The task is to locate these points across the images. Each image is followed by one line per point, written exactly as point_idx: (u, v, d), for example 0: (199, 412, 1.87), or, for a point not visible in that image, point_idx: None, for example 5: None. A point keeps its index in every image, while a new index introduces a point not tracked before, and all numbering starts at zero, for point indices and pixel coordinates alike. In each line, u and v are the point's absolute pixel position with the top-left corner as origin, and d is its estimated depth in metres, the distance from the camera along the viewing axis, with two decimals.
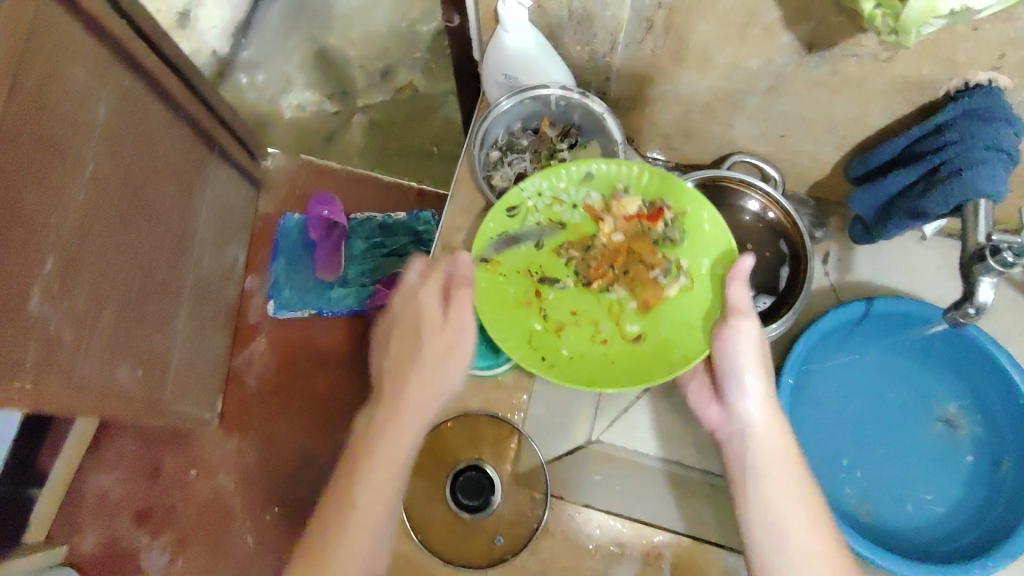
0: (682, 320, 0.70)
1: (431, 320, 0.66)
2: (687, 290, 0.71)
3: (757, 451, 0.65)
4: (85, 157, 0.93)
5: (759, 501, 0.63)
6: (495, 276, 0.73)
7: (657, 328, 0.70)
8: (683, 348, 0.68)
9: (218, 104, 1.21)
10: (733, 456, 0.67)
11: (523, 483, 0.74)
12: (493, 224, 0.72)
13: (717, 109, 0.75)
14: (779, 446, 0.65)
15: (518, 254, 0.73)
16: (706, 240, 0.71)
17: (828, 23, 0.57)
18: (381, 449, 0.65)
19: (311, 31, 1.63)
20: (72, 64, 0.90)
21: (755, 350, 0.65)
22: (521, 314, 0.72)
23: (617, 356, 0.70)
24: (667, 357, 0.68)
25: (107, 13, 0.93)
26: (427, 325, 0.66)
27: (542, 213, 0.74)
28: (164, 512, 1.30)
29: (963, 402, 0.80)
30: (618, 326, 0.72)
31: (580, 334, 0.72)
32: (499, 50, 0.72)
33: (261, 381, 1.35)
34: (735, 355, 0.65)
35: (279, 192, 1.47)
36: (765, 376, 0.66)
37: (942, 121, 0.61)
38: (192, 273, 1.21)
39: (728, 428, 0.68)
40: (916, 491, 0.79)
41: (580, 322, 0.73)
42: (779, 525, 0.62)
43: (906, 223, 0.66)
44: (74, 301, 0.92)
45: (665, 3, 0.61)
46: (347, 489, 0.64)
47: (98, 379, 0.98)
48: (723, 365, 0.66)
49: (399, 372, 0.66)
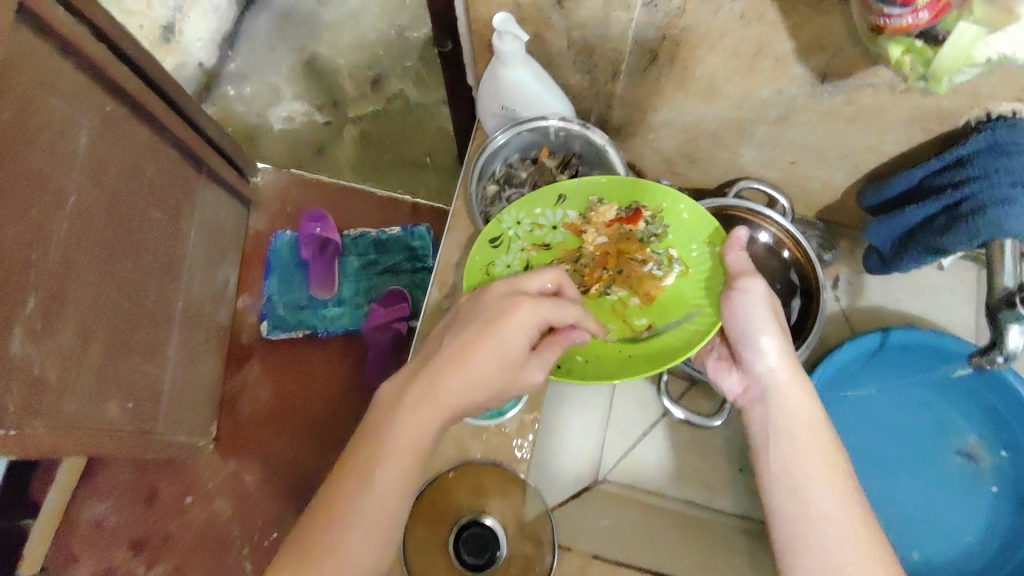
0: (686, 307, 0.68)
1: (509, 359, 0.57)
2: (685, 279, 0.69)
3: (780, 415, 0.62)
4: (67, 189, 0.87)
5: (784, 470, 0.60)
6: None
7: (666, 320, 0.68)
8: (699, 332, 0.66)
9: (204, 124, 1.15)
10: (757, 420, 0.64)
11: (529, 532, 0.71)
12: (478, 258, 0.69)
13: (724, 137, 0.72)
14: (804, 411, 0.62)
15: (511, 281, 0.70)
16: (687, 229, 0.70)
17: (843, 55, 0.54)
18: (408, 447, 0.55)
19: (300, 40, 1.58)
20: (48, 96, 0.85)
21: (767, 307, 0.63)
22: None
23: (635, 351, 0.67)
24: (685, 344, 0.65)
25: (82, 33, 0.87)
26: (502, 359, 0.57)
27: (525, 240, 0.71)
28: (160, 540, 1.20)
29: (983, 434, 0.77)
30: (626, 324, 0.69)
31: (591, 338, 0.69)
32: (496, 84, 0.69)
33: (255, 406, 1.24)
34: (747, 318, 0.63)
35: (269, 209, 1.37)
36: (784, 334, 0.64)
37: (962, 154, 0.58)
38: (181, 299, 1.12)
39: (752, 392, 0.66)
40: (939, 528, 0.77)
41: (588, 329, 0.69)
42: (807, 492, 0.59)
43: (925, 257, 0.64)
44: (58, 339, 0.86)
45: (670, 35, 0.58)
46: (364, 482, 0.54)
47: (87, 417, 0.91)
48: (737, 329, 0.64)
49: (465, 368, 0.56)
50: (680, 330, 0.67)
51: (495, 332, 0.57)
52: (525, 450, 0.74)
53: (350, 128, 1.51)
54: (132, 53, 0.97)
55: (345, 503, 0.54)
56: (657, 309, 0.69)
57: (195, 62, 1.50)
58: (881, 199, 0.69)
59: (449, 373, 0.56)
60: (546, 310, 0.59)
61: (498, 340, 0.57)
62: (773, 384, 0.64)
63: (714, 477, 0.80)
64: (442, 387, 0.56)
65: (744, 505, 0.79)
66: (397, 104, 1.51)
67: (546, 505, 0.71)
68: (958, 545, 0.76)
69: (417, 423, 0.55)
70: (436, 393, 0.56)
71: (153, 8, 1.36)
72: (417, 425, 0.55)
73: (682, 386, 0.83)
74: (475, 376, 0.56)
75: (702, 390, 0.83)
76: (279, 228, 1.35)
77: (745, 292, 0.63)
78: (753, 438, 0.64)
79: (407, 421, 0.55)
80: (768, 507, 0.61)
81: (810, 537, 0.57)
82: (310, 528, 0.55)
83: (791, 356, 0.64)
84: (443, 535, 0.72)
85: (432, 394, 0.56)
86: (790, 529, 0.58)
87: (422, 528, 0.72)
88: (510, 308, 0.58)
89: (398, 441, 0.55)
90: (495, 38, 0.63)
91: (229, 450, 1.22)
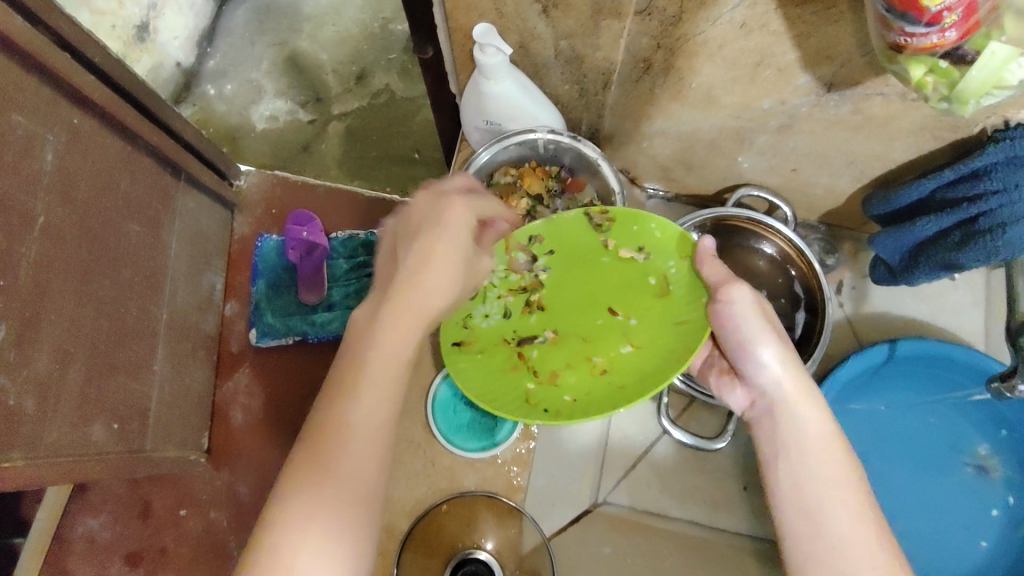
0: (669, 330, 0.63)
1: (464, 254, 0.58)
2: (667, 299, 0.64)
3: (790, 429, 0.56)
4: (34, 208, 0.72)
5: (794, 487, 0.54)
6: (472, 358, 0.66)
7: (653, 347, 0.63)
8: (682, 350, 0.61)
9: (181, 127, 0.99)
10: (763, 435, 0.58)
11: (528, 567, 0.70)
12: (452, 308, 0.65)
13: (723, 145, 0.68)
14: (815, 424, 0.56)
15: (491, 326, 0.68)
16: (663, 246, 0.64)
17: (851, 66, 0.50)
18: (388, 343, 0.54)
19: (280, 34, 1.50)
20: (10, 110, 0.70)
21: (760, 313, 0.58)
22: (511, 380, 0.66)
23: (625, 379, 0.63)
24: (667, 367, 0.60)
25: (53, 8, 0.74)
26: (457, 257, 0.57)
27: (502, 286, 0.67)
28: (155, 556, 1.06)
29: (994, 444, 0.76)
30: (613, 352, 0.65)
31: (579, 372, 0.65)
32: (481, 98, 0.67)
33: (249, 414, 1.10)
34: (741, 326, 0.58)
35: (254, 211, 1.21)
36: (782, 341, 0.58)
37: (979, 166, 0.55)
38: (166, 309, 0.96)
39: (757, 405, 0.60)
40: (954, 538, 0.75)
41: (575, 364, 0.66)
42: (820, 511, 0.53)
43: (940, 271, 0.63)
44: (34, 368, 0.72)
45: (665, 44, 0.54)
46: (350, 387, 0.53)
47: (69, 443, 0.77)
48: (730, 341, 0.59)
49: (421, 264, 0.56)
50: (666, 351, 0.62)
51: (446, 229, 0.57)
52: (521, 478, 0.75)
53: (335, 124, 1.43)
54: (98, 59, 0.82)
55: (339, 421, 0.51)
56: (644, 334, 0.64)
57: (172, 62, 1.43)
58: (888, 208, 0.66)
59: (415, 271, 0.56)
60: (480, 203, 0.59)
61: (451, 236, 0.57)
62: (778, 395, 0.57)
63: (719, 495, 0.78)
64: (409, 287, 0.55)
65: (750, 525, 0.76)
66: (383, 98, 1.44)
67: (544, 535, 0.70)
68: (965, 560, 0.74)
69: (395, 327, 0.55)
70: (406, 296, 0.55)
71: (125, 8, 1.28)
72: (399, 326, 0.55)
73: (682, 402, 0.81)
74: (439, 274, 0.56)
75: (705, 407, 0.81)
76: (265, 230, 1.19)
77: (733, 300, 0.58)
78: (761, 455, 0.57)
79: (391, 323, 0.55)
80: (782, 531, 0.54)
81: (828, 562, 0.51)
82: (299, 460, 0.51)
83: (794, 363, 0.58)
84: (436, 571, 0.72)
85: (406, 296, 0.55)
86: (805, 554, 0.52)
87: (414, 556, 0.71)
88: (452, 206, 0.57)
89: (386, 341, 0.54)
90: (476, 51, 0.60)
91: (224, 460, 1.08)
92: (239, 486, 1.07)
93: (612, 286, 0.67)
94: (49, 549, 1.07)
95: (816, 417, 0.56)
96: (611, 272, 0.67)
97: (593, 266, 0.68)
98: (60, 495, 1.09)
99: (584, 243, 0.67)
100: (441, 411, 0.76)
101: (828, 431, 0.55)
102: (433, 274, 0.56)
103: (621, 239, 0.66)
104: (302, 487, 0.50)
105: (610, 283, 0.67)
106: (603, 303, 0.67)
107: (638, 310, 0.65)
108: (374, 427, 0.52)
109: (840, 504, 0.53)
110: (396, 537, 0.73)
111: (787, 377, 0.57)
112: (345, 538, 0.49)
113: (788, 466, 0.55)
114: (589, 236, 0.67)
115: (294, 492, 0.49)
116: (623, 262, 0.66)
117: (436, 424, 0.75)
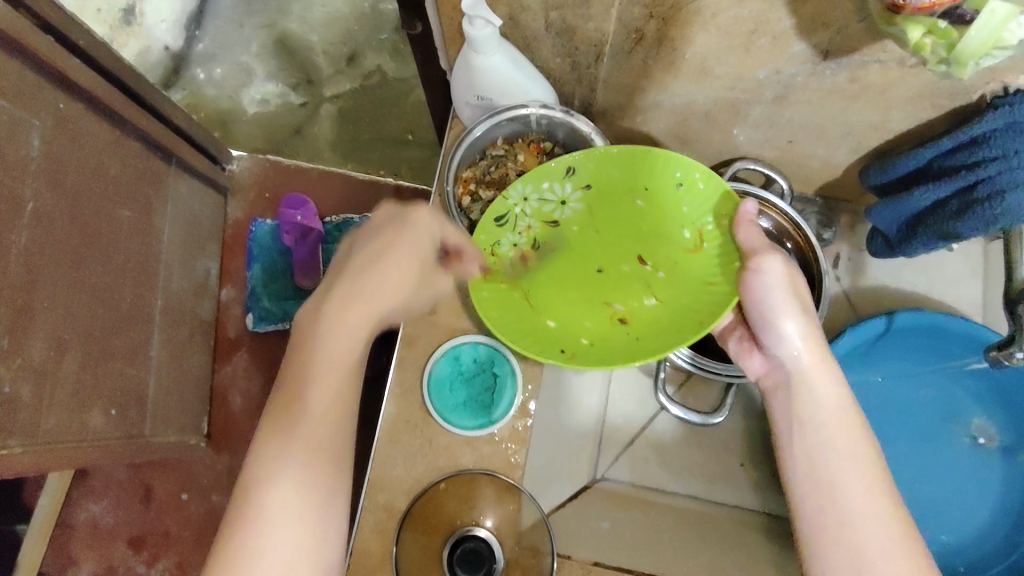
0: (695, 287, 0.65)
1: (425, 261, 0.61)
2: (697, 255, 0.66)
3: (808, 404, 0.56)
4: (23, 195, 0.71)
5: (808, 461, 0.55)
6: (498, 287, 0.67)
7: (675, 300, 0.65)
8: (705, 307, 0.63)
9: (169, 110, 0.97)
10: (778, 407, 0.59)
11: (527, 543, 0.70)
12: (483, 237, 0.67)
13: (717, 118, 0.68)
14: (834, 401, 0.56)
15: (517, 258, 0.69)
16: (703, 199, 0.64)
17: (848, 31, 0.50)
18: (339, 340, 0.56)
19: (268, 15, 1.47)
20: None
21: (788, 287, 0.58)
22: (531, 317, 0.67)
23: (643, 332, 0.65)
24: (689, 323, 0.62)
25: None
26: (414, 261, 0.59)
27: (533, 216, 0.69)
28: (159, 538, 1.07)
29: (992, 415, 0.76)
30: (634, 302, 0.67)
31: (596, 319, 0.67)
32: (471, 73, 0.66)
33: (248, 399, 1.10)
34: (766, 298, 0.58)
35: (247, 195, 1.19)
36: (807, 316, 0.59)
37: (978, 132, 0.55)
38: (161, 295, 0.96)
39: (774, 375, 0.61)
40: (951, 510, 0.76)
41: (596, 309, 0.68)
42: (835, 485, 0.53)
43: (937, 241, 0.63)
44: (29, 356, 0.71)
45: (658, 13, 0.53)
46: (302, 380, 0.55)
47: (67, 430, 0.77)
48: (757, 312, 0.59)
49: (373, 261, 0.58)
50: (688, 307, 0.64)
51: (406, 230, 0.59)
52: (518, 456, 0.72)
53: (327, 106, 1.41)
54: (83, 42, 0.81)
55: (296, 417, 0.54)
56: (668, 287, 0.67)
57: (159, 46, 1.43)
58: (885, 178, 0.65)
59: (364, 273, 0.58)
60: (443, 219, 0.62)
61: (407, 238, 0.59)
62: (797, 369, 0.58)
63: (716, 469, 0.80)
64: (364, 286, 0.57)
65: (747, 496, 0.79)
66: (374, 80, 1.41)
67: (542, 513, 0.70)
68: (970, 530, 0.75)
69: (349, 325, 0.56)
70: (360, 296, 0.57)
71: None
72: (346, 327, 0.56)
73: (679, 377, 0.82)
74: (392, 279, 0.58)
75: (701, 381, 0.81)
76: (258, 215, 1.18)
77: (762, 270, 0.58)
78: (775, 426, 0.59)
79: (341, 316, 0.56)
80: (795, 507, 0.55)
81: (838, 536, 0.52)
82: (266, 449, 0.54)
83: (818, 339, 0.58)
84: (437, 550, 0.71)
85: (360, 293, 0.57)
86: (817, 525, 0.53)
87: (413, 535, 0.71)
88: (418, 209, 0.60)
89: (340, 337, 0.56)
90: (466, 23, 0.60)
91: (224, 444, 1.08)
92: (241, 469, 1.07)
93: (642, 234, 0.69)
94: (54, 533, 1.09)
95: (834, 393, 0.56)
96: (645, 217, 0.68)
97: (626, 209, 0.69)
98: (61, 482, 1.09)
99: (623, 184, 0.68)
100: (437, 389, 0.75)
101: (846, 415, 0.55)
102: (387, 275, 0.58)
103: (661, 185, 0.66)
104: (255, 476, 0.53)
105: (642, 229, 0.69)
106: (633, 250, 0.69)
107: (667, 262, 0.67)
108: (326, 426, 0.55)
109: (854, 478, 0.53)
110: (395, 515, 0.72)
111: (808, 351, 0.58)
112: (299, 531, 0.51)
113: (803, 445, 0.56)
114: (629, 177, 0.67)
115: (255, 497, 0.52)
116: (658, 210, 0.68)
117: (432, 403, 0.74)
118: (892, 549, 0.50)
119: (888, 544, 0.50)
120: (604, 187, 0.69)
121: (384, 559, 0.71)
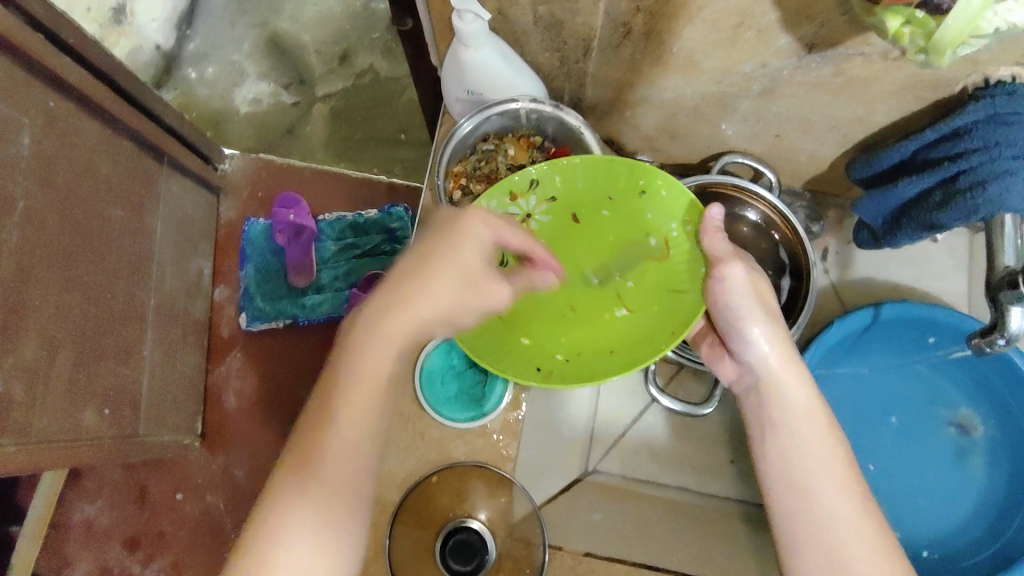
0: (664, 297, 0.66)
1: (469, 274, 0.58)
2: (666, 263, 0.66)
3: (777, 409, 0.57)
4: (13, 192, 0.71)
5: (783, 463, 0.55)
6: None
7: (646, 311, 0.66)
8: (677, 320, 0.63)
9: (162, 110, 0.97)
10: (749, 410, 0.60)
11: (519, 535, 0.71)
12: None
13: (706, 111, 0.68)
14: (804, 405, 0.57)
15: None
16: (667, 206, 0.66)
17: (830, 25, 0.51)
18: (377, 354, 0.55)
19: (261, 14, 1.47)
20: None
21: (751, 293, 0.60)
22: (504, 335, 0.66)
23: (615, 344, 0.65)
24: (659, 336, 0.63)
25: None
26: (459, 274, 0.57)
27: None
28: (154, 537, 1.06)
29: (977, 407, 0.77)
30: (606, 314, 0.67)
31: (569, 333, 0.67)
32: (461, 66, 0.66)
33: (242, 398, 1.10)
34: (730, 304, 0.60)
35: (239, 194, 1.19)
36: (773, 322, 0.60)
37: (960, 124, 0.56)
38: (155, 294, 0.96)
39: (744, 381, 0.61)
40: (932, 497, 0.78)
41: (567, 323, 0.68)
42: (809, 488, 0.54)
43: (921, 233, 0.63)
44: (21, 354, 0.71)
45: (645, 7, 0.53)
46: (341, 392, 0.54)
47: (59, 430, 0.77)
48: (724, 317, 0.61)
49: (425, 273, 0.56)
50: (658, 319, 0.65)
51: (460, 241, 0.57)
52: (509, 449, 0.73)
53: (320, 105, 1.41)
54: (74, 40, 0.80)
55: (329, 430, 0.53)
56: (637, 296, 0.67)
57: (151, 45, 1.41)
58: (870, 171, 0.66)
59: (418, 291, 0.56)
60: (500, 226, 0.59)
61: (461, 250, 0.57)
62: (765, 372, 0.59)
63: (707, 462, 0.79)
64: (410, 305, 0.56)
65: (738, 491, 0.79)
66: (367, 79, 1.41)
67: (533, 505, 0.70)
68: (952, 520, 0.76)
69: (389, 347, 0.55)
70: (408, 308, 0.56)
71: None
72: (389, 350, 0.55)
73: (669, 371, 0.82)
74: (437, 298, 0.57)
75: (690, 373, 0.82)
76: (251, 214, 1.17)
77: (725, 277, 0.60)
78: (747, 428, 0.59)
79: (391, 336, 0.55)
80: (772, 512, 0.55)
81: (813, 539, 0.52)
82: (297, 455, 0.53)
83: (784, 344, 0.59)
84: (431, 541, 0.72)
85: (407, 304, 0.56)
86: (793, 530, 0.53)
87: (407, 528, 0.71)
88: (471, 216, 0.58)
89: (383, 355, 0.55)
90: (455, 17, 0.61)
91: (218, 443, 1.08)
92: (234, 467, 1.07)
93: (610, 243, 0.69)
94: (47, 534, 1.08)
95: (802, 396, 0.57)
96: (611, 226, 0.69)
97: (592, 219, 0.70)
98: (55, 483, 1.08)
99: (586, 192, 0.69)
100: (428, 382, 0.75)
101: (816, 413, 0.56)
102: (434, 290, 0.57)
103: (627, 197, 0.68)
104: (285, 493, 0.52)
105: (609, 239, 0.69)
106: (602, 262, 0.69)
107: (636, 273, 0.68)
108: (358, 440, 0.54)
109: (827, 480, 0.54)
110: (388, 509, 0.72)
111: (775, 356, 0.59)
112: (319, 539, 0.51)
113: (775, 446, 0.56)
114: (596, 188, 0.69)
115: (283, 506, 0.51)
116: (624, 220, 0.69)
117: (423, 395, 0.74)
118: (866, 551, 0.51)
119: (861, 552, 0.51)
120: (569, 199, 0.70)
121: (377, 553, 0.71)
